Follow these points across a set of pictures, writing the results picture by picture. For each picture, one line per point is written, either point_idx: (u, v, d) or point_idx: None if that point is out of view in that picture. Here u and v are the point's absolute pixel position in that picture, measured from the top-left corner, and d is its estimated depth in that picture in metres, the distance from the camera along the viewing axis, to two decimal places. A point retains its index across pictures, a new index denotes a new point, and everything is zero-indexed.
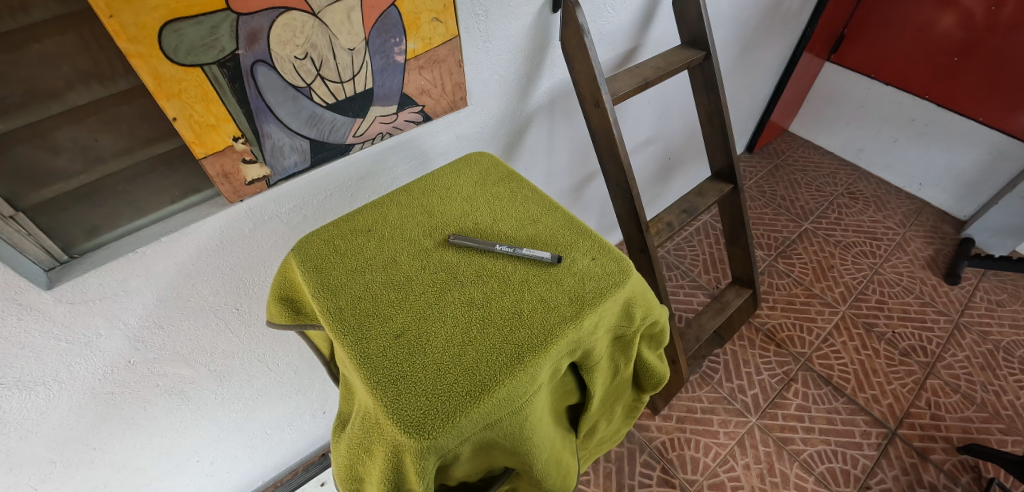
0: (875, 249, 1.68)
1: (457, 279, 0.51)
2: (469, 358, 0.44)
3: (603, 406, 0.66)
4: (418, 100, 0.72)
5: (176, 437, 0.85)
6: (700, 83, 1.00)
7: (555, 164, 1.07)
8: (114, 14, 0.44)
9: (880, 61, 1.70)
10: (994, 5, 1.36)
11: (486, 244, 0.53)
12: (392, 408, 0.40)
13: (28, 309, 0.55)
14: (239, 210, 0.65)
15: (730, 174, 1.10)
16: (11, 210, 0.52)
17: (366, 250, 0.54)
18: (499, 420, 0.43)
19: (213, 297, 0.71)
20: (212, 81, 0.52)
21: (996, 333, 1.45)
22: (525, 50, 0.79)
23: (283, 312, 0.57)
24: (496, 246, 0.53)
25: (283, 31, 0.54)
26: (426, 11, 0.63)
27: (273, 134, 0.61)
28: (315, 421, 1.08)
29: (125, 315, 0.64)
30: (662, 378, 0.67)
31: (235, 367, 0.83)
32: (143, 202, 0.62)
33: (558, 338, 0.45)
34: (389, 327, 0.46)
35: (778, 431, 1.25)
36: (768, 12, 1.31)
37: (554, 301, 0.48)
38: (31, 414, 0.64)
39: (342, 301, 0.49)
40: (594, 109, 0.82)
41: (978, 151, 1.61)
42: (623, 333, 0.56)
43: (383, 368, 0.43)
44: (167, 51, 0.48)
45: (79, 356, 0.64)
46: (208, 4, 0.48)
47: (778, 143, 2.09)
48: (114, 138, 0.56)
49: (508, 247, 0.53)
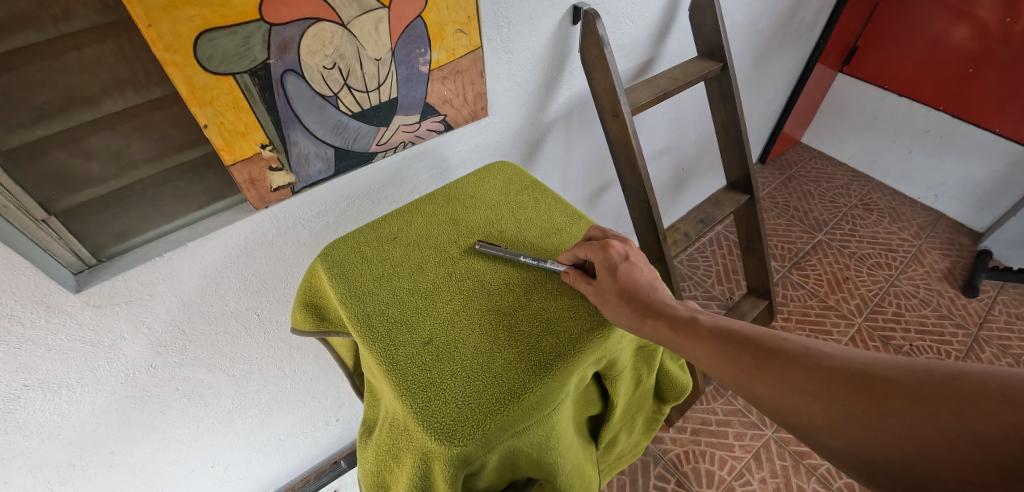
0: (891, 261, 1.66)
1: (484, 286, 0.51)
2: (498, 365, 0.44)
3: (625, 418, 0.65)
4: (440, 110, 0.73)
5: (192, 442, 0.86)
6: (716, 93, 1.00)
7: (571, 173, 1.07)
8: (152, 24, 0.45)
9: (893, 72, 1.69)
10: (1008, 17, 1.36)
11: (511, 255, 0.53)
12: (422, 414, 0.40)
13: (57, 311, 0.56)
14: (263, 217, 0.66)
15: (746, 185, 1.09)
16: (44, 213, 0.53)
17: (393, 256, 0.55)
18: (527, 427, 0.43)
19: (235, 303, 0.72)
20: (244, 90, 0.54)
21: (1016, 348, 1.43)
22: (545, 61, 0.80)
23: (308, 318, 0.57)
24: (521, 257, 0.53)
25: (313, 42, 0.55)
26: (451, 23, 0.64)
27: (300, 142, 0.62)
28: (329, 428, 1.08)
29: (149, 319, 0.65)
30: (684, 389, 0.67)
31: (252, 373, 0.83)
32: (170, 207, 0.63)
33: (586, 346, 0.45)
34: (417, 333, 0.47)
35: (794, 445, 1.23)
36: (781, 24, 1.31)
37: (581, 309, 0.49)
38: (54, 417, 0.65)
39: (368, 307, 0.49)
40: (613, 120, 0.83)
41: (995, 162, 1.60)
42: (647, 343, 0.56)
43: (412, 374, 0.43)
44: (202, 60, 0.49)
45: (102, 360, 0.64)
46: (242, 14, 0.49)
47: (790, 154, 2.08)
48: (146, 145, 0.58)
49: (532, 258, 0.53)
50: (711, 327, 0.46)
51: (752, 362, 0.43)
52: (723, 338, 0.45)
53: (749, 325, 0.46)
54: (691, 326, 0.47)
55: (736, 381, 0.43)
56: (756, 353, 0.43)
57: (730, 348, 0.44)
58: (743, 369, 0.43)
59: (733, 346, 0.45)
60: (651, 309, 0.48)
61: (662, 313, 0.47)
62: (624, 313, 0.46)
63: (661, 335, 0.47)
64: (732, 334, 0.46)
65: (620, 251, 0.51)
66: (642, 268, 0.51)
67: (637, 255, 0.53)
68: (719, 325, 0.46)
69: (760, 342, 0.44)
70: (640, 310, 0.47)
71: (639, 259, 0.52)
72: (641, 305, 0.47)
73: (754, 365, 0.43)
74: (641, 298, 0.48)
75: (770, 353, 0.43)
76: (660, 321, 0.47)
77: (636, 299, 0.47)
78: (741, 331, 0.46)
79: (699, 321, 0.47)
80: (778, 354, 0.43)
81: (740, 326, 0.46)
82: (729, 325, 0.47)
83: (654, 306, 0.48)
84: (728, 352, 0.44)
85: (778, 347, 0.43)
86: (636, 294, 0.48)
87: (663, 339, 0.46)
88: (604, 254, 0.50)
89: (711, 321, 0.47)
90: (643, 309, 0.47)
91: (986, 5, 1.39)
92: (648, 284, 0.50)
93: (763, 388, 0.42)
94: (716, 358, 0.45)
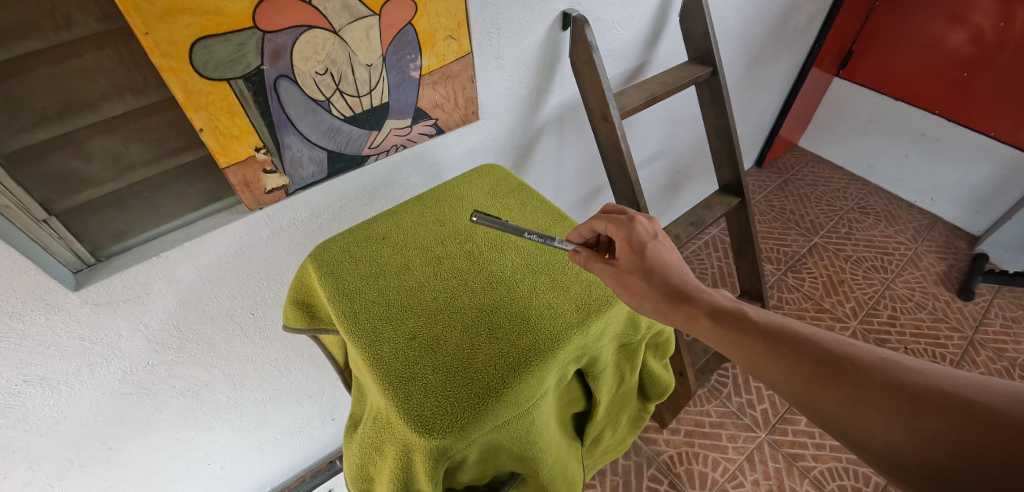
0: (887, 264, 1.67)
1: (467, 285, 0.53)
2: (478, 361, 0.45)
3: (608, 416, 0.67)
4: (432, 114, 0.74)
5: (189, 440, 0.87)
6: (707, 97, 1.02)
7: (564, 177, 1.09)
8: (149, 31, 0.47)
9: (888, 76, 1.70)
10: (1003, 21, 1.37)
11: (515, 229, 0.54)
12: (404, 407, 0.42)
13: (56, 309, 0.58)
14: (257, 218, 0.68)
15: (738, 188, 1.11)
16: (44, 213, 0.54)
17: (380, 255, 0.56)
18: (506, 423, 0.44)
19: (230, 302, 0.73)
20: (238, 95, 0.55)
21: (1012, 351, 1.43)
22: (535, 66, 0.82)
23: (299, 315, 0.59)
24: (525, 233, 0.55)
25: (305, 48, 0.56)
26: (441, 29, 0.66)
27: (293, 145, 0.64)
28: (324, 428, 1.09)
29: (146, 317, 0.66)
30: (667, 387, 0.68)
31: (247, 372, 0.85)
32: (167, 208, 0.65)
33: (564, 344, 0.47)
34: (401, 330, 0.48)
35: (788, 447, 1.24)
36: (774, 29, 1.33)
37: (561, 307, 0.50)
38: (53, 412, 0.67)
39: (355, 304, 0.51)
40: (602, 124, 0.85)
41: (991, 166, 1.61)
42: (628, 342, 0.57)
43: (396, 369, 0.44)
44: (197, 66, 0.51)
45: (100, 357, 0.66)
46: (236, 22, 0.51)
47: (787, 157, 2.09)
48: (143, 148, 0.59)
49: (537, 235, 0.54)
50: (765, 325, 0.47)
51: (813, 368, 0.43)
52: (781, 339, 0.45)
53: (809, 328, 0.46)
54: (743, 324, 0.47)
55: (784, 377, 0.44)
56: (819, 359, 0.43)
57: (789, 351, 0.44)
58: (804, 375, 0.43)
59: (793, 349, 0.44)
60: (684, 296, 0.50)
61: (699, 302, 0.50)
62: (652, 295, 0.50)
63: (700, 325, 0.49)
64: (791, 336, 0.45)
65: (645, 228, 0.53)
66: (670, 247, 0.54)
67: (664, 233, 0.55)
68: (774, 324, 0.47)
69: (823, 348, 0.44)
70: (672, 296, 0.50)
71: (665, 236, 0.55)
72: (672, 286, 0.51)
73: (816, 372, 0.42)
74: (671, 282, 0.51)
75: (835, 361, 0.42)
76: (697, 310, 0.49)
77: (668, 286, 0.50)
78: (801, 334, 0.45)
79: (753, 319, 0.48)
80: (844, 361, 0.42)
81: (800, 329, 0.46)
82: (788, 326, 0.46)
83: (688, 294, 0.50)
84: (787, 355, 0.44)
85: (846, 355, 0.43)
86: (659, 274, 0.51)
87: (701, 329, 0.49)
88: (627, 230, 0.53)
89: (765, 319, 0.47)
90: (675, 294, 0.50)
91: (981, 10, 1.40)
92: (676, 264, 0.53)
93: (824, 396, 0.41)
94: (770, 359, 0.45)
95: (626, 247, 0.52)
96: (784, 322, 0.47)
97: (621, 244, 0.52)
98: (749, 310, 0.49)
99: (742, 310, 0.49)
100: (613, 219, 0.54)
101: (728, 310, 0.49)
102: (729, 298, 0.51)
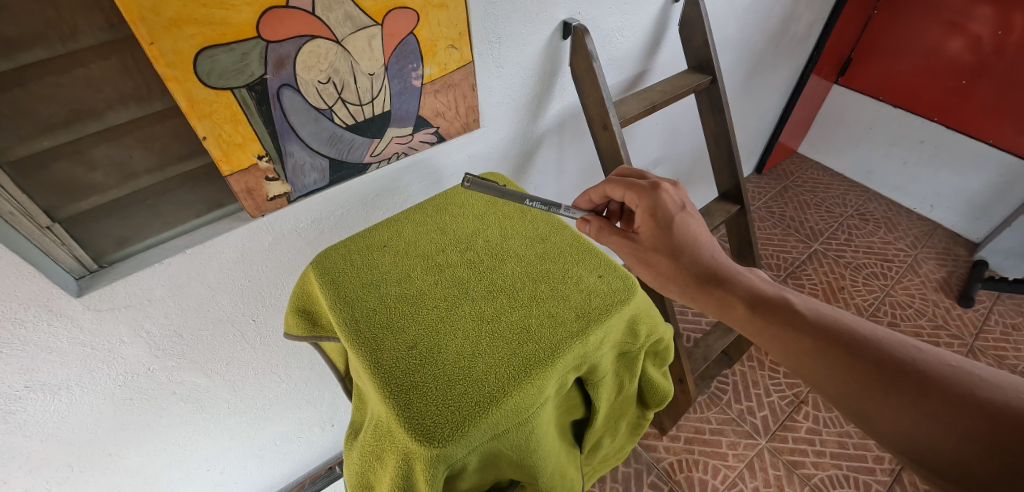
0: (887, 271, 1.67)
1: (467, 293, 0.53)
2: (478, 369, 0.45)
3: (608, 423, 0.67)
4: (433, 122, 0.75)
5: (188, 446, 0.87)
6: (706, 105, 1.02)
7: (565, 183, 1.09)
8: (154, 41, 0.47)
9: (887, 84, 1.71)
10: (1001, 30, 1.38)
11: (518, 196, 0.59)
12: (405, 415, 0.42)
13: (59, 315, 0.58)
14: (259, 225, 0.68)
15: (737, 195, 1.11)
16: (48, 220, 0.55)
17: (383, 264, 0.57)
18: (505, 431, 0.44)
19: (231, 308, 0.74)
20: (241, 103, 0.56)
21: (1012, 358, 1.43)
22: (536, 75, 0.82)
23: (300, 323, 0.60)
24: (527, 199, 0.59)
25: (308, 58, 0.57)
26: (442, 39, 0.67)
27: (296, 153, 0.64)
28: (324, 434, 1.09)
29: (148, 323, 0.67)
30: (666, 395, 0.68)
31: (248, 378, 0.85)
32: (169, 216, 0.65)
33: (564, 352, 0.47)
34: (402, 338, 0.48)
35: (788, 454, 1.24)
36: (773, 37, 1.34)
37: (561, 316, 0.50)
38: (53, 418, 0.67)
39: (359, 312, 0.51)
40: (602, 132, 0.85)
41: (989, 173, 1.61)
42: (628, 350, 0.57)
43: (396, 377, 0.45)
44: (201, 75, 0.52)
45: (102, 362, 0.66)
46: (240, 32, 0.51)
47: (786, 164, 2.10)
48: (147, 155, 0.60)
49: (540, 202, 0.59)
50: (816, 321, 0.48)
51: (866, 371, 0.43)
52: (833, 338, 0.46)
53: (864, 327, 0.46)
54: (791, 319, 0.49)
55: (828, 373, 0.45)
56: (873, 361, 0.43)
57: (841, 352, 0.45)
58: (855, 378, 0.43)
59: (845, 350, 0.45)
60: (718, 280, 0.53)
61: (738, 286, 0.53)
62: (686, 275, 0.54)
63: (739, 312, 0.52)
64: (846, 336, 0.46)
65: (670, 197, 0.57)
66: (696, 215, 0.58)
67: (690, 200, 0.59)
68: (826, 319, 0.47)
69: (880, 350, 0.44)
70: (703, 279, 0.54)
71: (691, 203, 0.59)
72: (704, 263, 0.55)
73: (868, 375, 0.43)
74: (701, 261, 0.55)
75: (891, 366, 0.42)
76: (733, 297, 0.52)
77: (699, 267, 0.55)
78: (857, 335, 0.46)
79: (803, 315, 0.48)
80: (900, 366, 0.42)
81: (856, 329, 0.46)
82: (842, 324, 0.47)
83: (722, 278, 0.54)
84: (839, 355, 0.45)
85: (903, 359, 0.43)
86: (684, 250, 0.55)
87: (736, 316, 0.52)
88: (649, 199, 0.57)
89: (816, 314, 0.48)
90: (705, 277, 0.54)
91: (979, 18, 1.41)
92: (703, 236, 0.57)
93: (875, 400, 0.42)
94: (819, 358, 0.46)
95: (645, 217, 0.57)
96: (838, 319, 0.47)
97: (642, 214, 0.57)
98: (800, 305, 0.50)
99: (791, 303, 0.50)
100: (633, 185, 0.59)
101: (775, 302, 0.50)
102: (778, 288, 0.53)
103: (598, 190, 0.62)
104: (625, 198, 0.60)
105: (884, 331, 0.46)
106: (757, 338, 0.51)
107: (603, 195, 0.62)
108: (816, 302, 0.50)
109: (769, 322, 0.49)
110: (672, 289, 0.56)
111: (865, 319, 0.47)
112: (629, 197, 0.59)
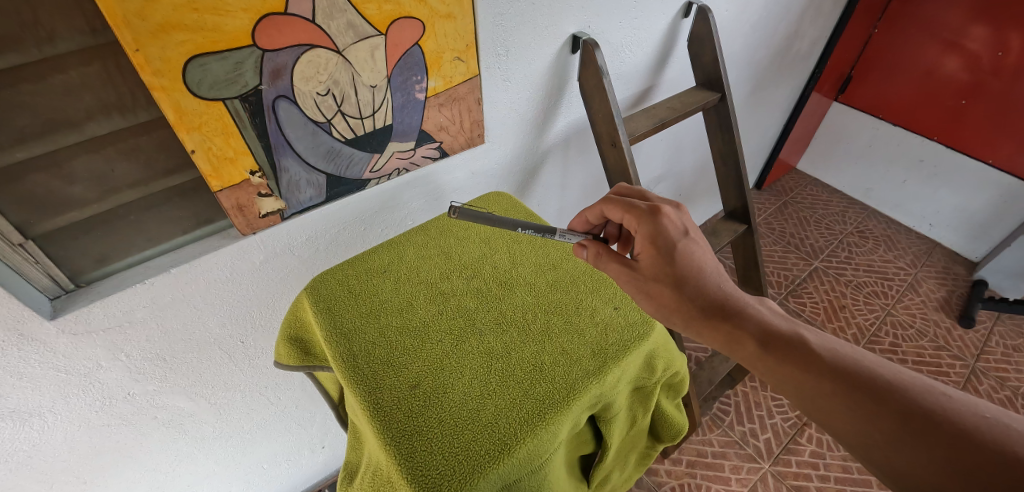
0: (888, 289, 1.66)
1: (475, 326, 0.50)
2: (488, 412, 0.42)
3: (618, 458, 0.63)
4: (436, 137, 0.72)
5: (170, 472, 0.82)
6: (714, 122, 1.00)
7: (568, 199, 1.06)
8: (140, 48, 0.43)
9: (886, 102, 1.71)
10: (999, 51, 1.38)
11: (508, 223, 0.55)
12: (408, 465, 0.39)
13: (30, 339, 0.53)
14: (250, 243, 0.64)
15: (743, 215, 1.09)
16: (21, 237, 0.51)
17: (383, 291, 0.54)
18: (518, 480, 0.41)
19: (218, 329, 0.69)
20: (234, 115, 0.52)
21: (1013, 380, 1.42)
22: (543, 90, 0.80)
23: (292, 352, 0.56)
24: (517, 227, 0.55)
25: (307, 68, 0.54)
26: (448, 51, 0.64)
27: (291, 169, 0.60)
28: (313, 456, 1.04)
29: (128, 347, 0.62)
30: (680, 428, 0.65)
31: (235, 400, 0.80)
32: (153, 232, 0.61)
33: (581, 393, 0.44)
34: (405, 376, 0.45)
35: (792, 478, 1.21)
36: (778, 53, 1.32)
37: (575, 353, 0.48)
38: (22, 446, 0.62)
39: (356, 346, 0.48)
40: (611, 149, 0.83)
41: (989, 192, 1.61)
42: (644, 384, 0.55)
43: (399, 422, 0.42)
44: (190, 85, 0.48)
45: (77, 387, 0.61)
46: (234, 40, 0.48)
47: (785, 180, 2.09)
48: (130, 168, 0.56)
49: (533, 229, 0.55)
50: (834, 363, 0.44)
51: (891, 421, 0.40)
52: (854, 383, 0.42)
53: (887, 370, 0.43)
54: (807, 359, 0.45)
55: (851, 419, 0.41)
56: (898, 411, 0.40)
57: (864, 399, 0.41)
58: (879, 428, 0.40)
59: (869, 397, 0.41)
60: (726, 313, 0.49)
61: (748, 322, 0.48)
62: (691, 308, 0.50)
63: (748, 350, 0.48)
64: (868, 380, 0.42)
65: (671, 223, 0.53)
66: (700, 241, 0.53)
67: (694, 224, 0.54)
68: (844, 360, 0.44)
69: (904, 398, 0.40)
70: (708, 311, 0.49)
71: (695, 228, 0.54)
72: (710, 297, 0.50)
73: (894, 427, 0.39)
74: (705, 292, 0.50)
75: (917, 416, 0.39)
76: (744, 333, 0.48)
77: (704, 300, 0.50)
78: (879, 379, 0.42)
79: (821, 355, 0.45)
80: (927, 416, 0.39)
81: (879, 372, 0.43)
82: (863, 366, 0.43)
83: (730, 311, 0.49)
84: (862, 403, 0.41)
85: (931, 409, 0.39)
86: (688, 280, 0.51)
87: (745, 352, 0.48)
88: (649, 225, 0.53)
89: (834, 356, 0.45)
90: (712, 309, 0.50)
91: (975, 37, 1.41)
92: (708, 264, 0.52)
93: (903, 456, 0.38)
94: (839, 404, 0.42)
95: (645, 244, 0.52)
96: (858, 361, 0.44)
97: (640, 241, 0.53)
98: (816, 343, 0.46)
99: (805, 342, 0.46)
100: (632, 208, 0.54)
101: (788, 340, 0.47)
102: (790, 322, 0.49)
103: (594, 210, 0.58)
104: (623, 221, 0.56)
105: (907, 375, 0.42)
106: (768, 378, 0.47)
107: (600, 215, 0.58)
108: (831, 340, 0.47)
109: (783, 362, 0.46)
110: (676, 322, 0.50)
111: (889, 361, 0.44)
112: (627, 220, 0.55)
